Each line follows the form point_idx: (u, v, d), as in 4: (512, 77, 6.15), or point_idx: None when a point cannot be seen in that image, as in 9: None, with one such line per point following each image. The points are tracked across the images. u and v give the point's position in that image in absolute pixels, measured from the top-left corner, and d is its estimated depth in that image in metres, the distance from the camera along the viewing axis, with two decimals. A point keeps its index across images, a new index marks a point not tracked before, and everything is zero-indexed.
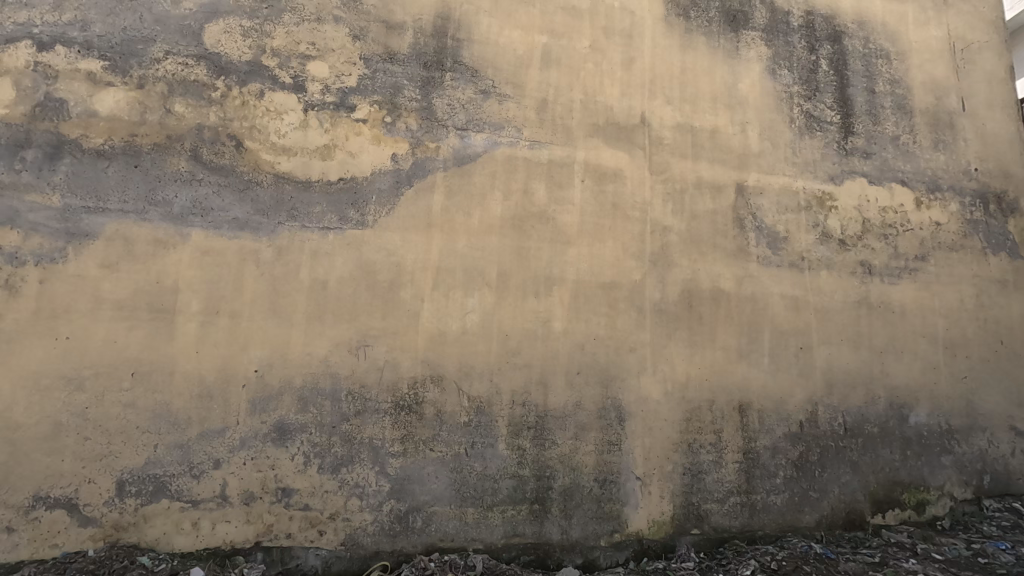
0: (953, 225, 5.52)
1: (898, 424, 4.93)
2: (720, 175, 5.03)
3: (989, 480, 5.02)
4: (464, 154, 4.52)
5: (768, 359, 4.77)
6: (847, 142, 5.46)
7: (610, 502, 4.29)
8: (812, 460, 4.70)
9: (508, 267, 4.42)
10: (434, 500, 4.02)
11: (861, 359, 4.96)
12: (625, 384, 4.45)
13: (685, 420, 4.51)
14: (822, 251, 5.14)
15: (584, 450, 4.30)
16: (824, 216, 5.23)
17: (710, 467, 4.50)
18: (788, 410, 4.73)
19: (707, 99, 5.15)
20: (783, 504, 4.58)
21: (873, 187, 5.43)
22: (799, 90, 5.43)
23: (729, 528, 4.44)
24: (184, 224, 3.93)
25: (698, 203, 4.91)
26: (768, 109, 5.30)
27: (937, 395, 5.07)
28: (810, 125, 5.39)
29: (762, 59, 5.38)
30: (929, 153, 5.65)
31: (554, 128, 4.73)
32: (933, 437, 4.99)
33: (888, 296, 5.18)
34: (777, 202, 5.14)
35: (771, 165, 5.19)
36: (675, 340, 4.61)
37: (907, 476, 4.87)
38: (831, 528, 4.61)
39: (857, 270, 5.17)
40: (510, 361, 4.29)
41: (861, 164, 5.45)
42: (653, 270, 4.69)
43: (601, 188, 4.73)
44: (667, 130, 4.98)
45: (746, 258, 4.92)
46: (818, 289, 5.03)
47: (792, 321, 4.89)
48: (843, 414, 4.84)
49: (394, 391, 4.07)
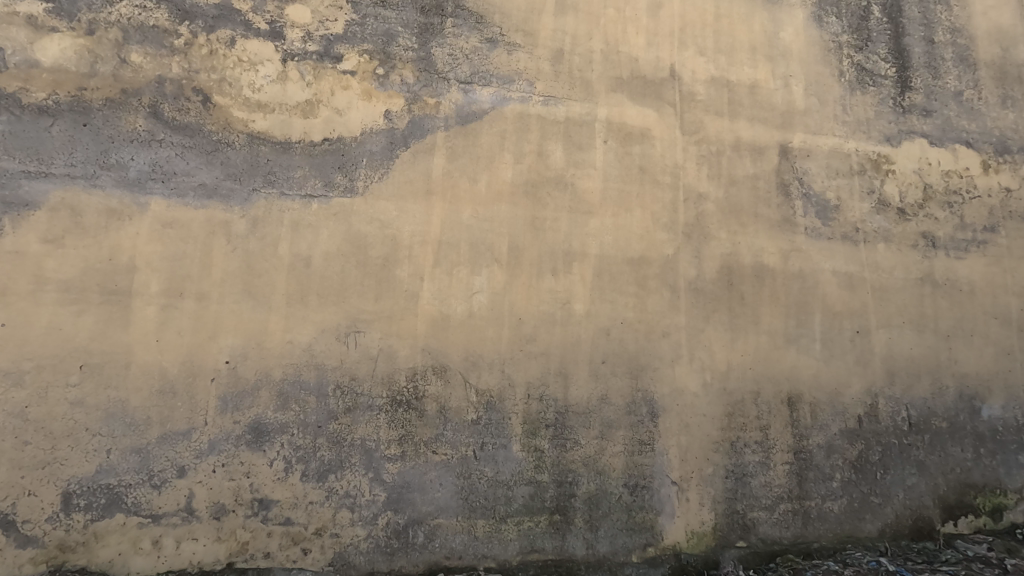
0: None
1: (970, 419, 4.25)
2: (762, 135, 4.38)
3: None
4: (468, 112, 3.92)
5: (821, 344, 4.14)
6: (904, 98, 4.72)
7: (642, 511, 3.70)
8: (873, 460, 4.07)
9: (520, 241, 3.83)
10: (438, 511, 3.46)
11: (926, 344, 4.29)
12: (656, 374, 3.85)
13: (727, 416, 3.91)
14: (879, 221, 4.45)
15: (612, 451, 3.71)
16: (880, 181, 4.53)
17: (757, 470, 3.89)
18: (844, 403, 4.10)
19: (745, 49, 4.49)
20: (840, 511, 3.96)
21: (935, 149, 4.67)
22: (848, 39, 4.72)
23: (779, 540, 3.84)
24: (142, 191, 3.37)
25: (737, 166, 4.28)
26: (814, 61, 4.62)
27: (1013, 385, 4.34)
28: (862, 78, 4.69)
29: (806, 5, 4.70)
30: (997, 112, 4.82)
31: (571, 82, 4.12)
32: (1010, 433, 4.27)
33: (954, 272, 4.45)
34: (827, 166, 4.46)
35: (819, 123, 4.52)
36: (714, 323, 4.00)
37: (981, 478, 4.19)
38: (896, 539, 3.99)
39: (920, 243, 4.47)
40: (524, 348, 3.71)
41: (920, 123, 4.70)
42: (687, 244, 4.07)
43: (627, 150, 4.11)
44: (700, 84, 4.35)
45: (793, 229, 4.27)
46: (875, 264, 4.36)
47: (847, 301, 4.25)
48: (906, 407, 4.19)
49: (390, 384, 3.50)
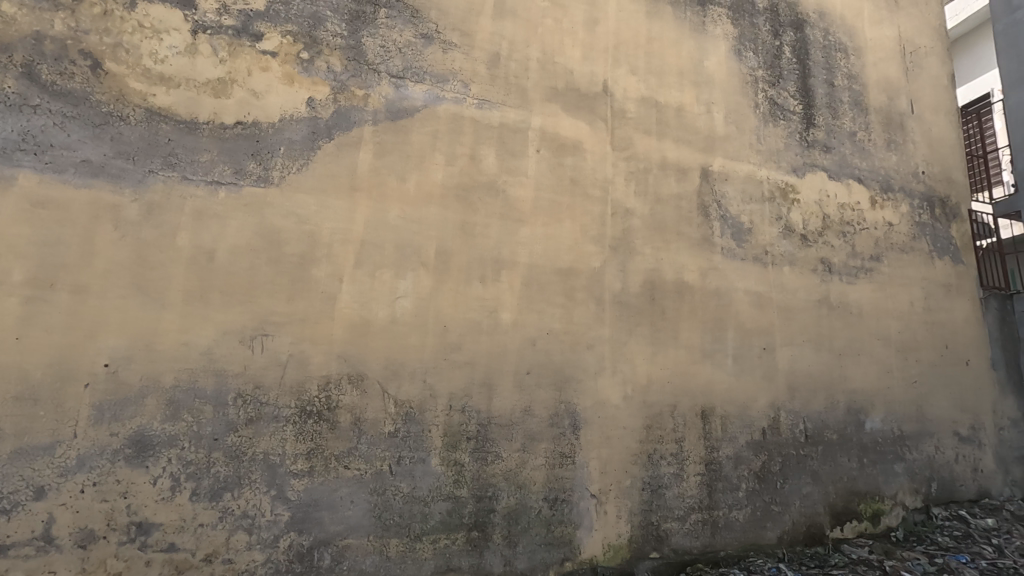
0: (904, 226, 5.24)
1: (856, 431, 4.62)
2: (686, 157, 4.55)
3: (936, 487, 4.77)
4: (399, 107, 3.74)
5: (732, 359, 4.34)
6: (809, 134, 5.10)
7: (561, 525, 3.66)
8: (774, 471, 4.30)
9: (449, 245, 3.69)
10: (348, 531, 3.21)
11: (823, 361, 4.63)
12: (580, 386, 3.84)
13: (646, 428, 3.98)
14: (786, 245, 4.75)
15: (533, 464, 3.64)
16: (787, 209, 4.84)
17: (671, 481, 3.98)
18: (752, 416, 4.31)
19: (673, 73, 4.67)
20: (745, 520, 4.14)
21: (833, 183, 5.08)
22: (763, 75, 5.04)
23: (690, 550, 3.94)
24: (8, 162, 2.88)
25: (663, 185, 4.41)
26: (734, 91, 4.88)
27: (892, 400, 4.78)
28: (774, 112, 5.01)
29: (728, 38, 4.97)
30: (883, 153, 5.36)
31: (506, 87, 4.06)
32: (888, 443, 4.70)
33: (847, 296, 4.85)
34: (742, 191, 4.71)
35: (737, 150, 4.77)
36: (636, 337, 4.07)
37: (864, 485, 4.55)
38: (792, 545, 4.24)
39: (819, 268, 4.82)
40: (449, 357, 3.56)
41: (822, 157, 5.10)
42: (614, 258, 4.12)
43: (559, 160, 4.11)
44: (630, 102, 4.45)
45: (711, 249, 4.46)
46: (782, 285, 4.65)
47: (757, 319, 4.49)
48: (804, 420, 4.48)
49: (300, 394, 3.22)
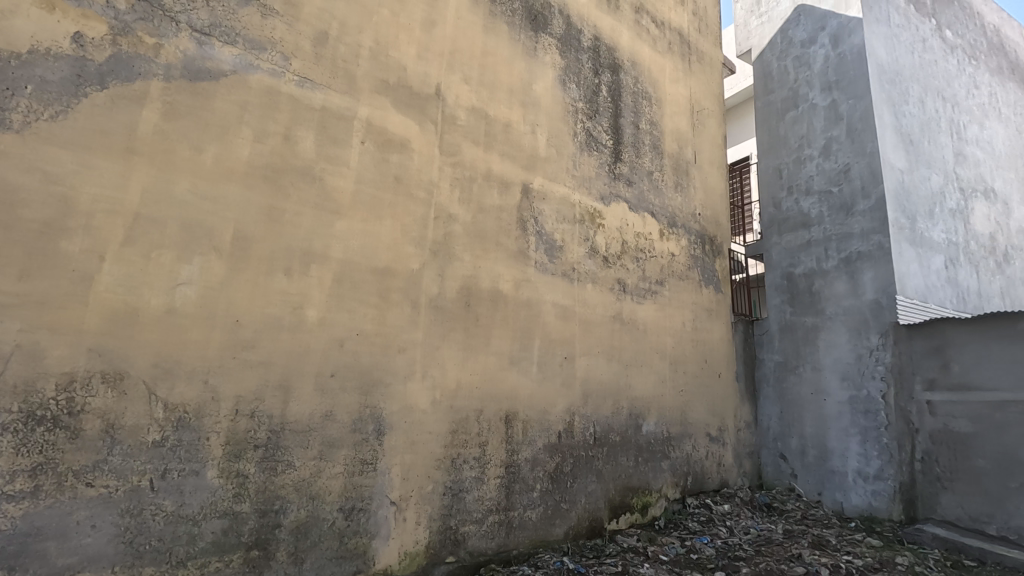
0: (682, 257, 6.13)
1: (634, 433, 5.24)
2: (509, 171, 4.74)
3: (691, 480, 5.62)
4: (200, 67, 3.25)
5: (537, 367, 4.61)
6: (616, 167, 5.70)
7: (355, 536, 3.47)
8: (566, 471, 4.65)
9: (251, 231, 3.30)
10: (84, 563, 2.63)
11: (612, 371, 5.16)
12: (388, 390, 3.72)
13: (451, 433, 4.00)
14: (590, 265, 5.22)
15: (329, 472, 3.41)
16: (593, 231, 5.32)
17: (472, 485, 4.06)
18: (550, 420, 4.62)
19: (504, 90, 4.85)
20: (537, 519, 4.39)
21: (631, 213, 5.74)
22: (582, 107, 5.51)
23: (484, 551, 4.04)
24: None
25: (485, 195, 4.52)
26: (557, 117, 5.25)
27: (663, 406, 5.52)
28: (589, 142, 5.50)
29: (555, 67, 5.33)
30: (672, 193, 6.22)
31: (333, 70, 3.80)
32: (657, 444, 5.41)
33: (635, 314, 5.49)
34: (557, 211, 5.05)
35: (555, 172, 5.11)
36: (449, 342, 4.08)
37: (637, 481, 5.17)
38: (576, 539, 4.61)
39: (615, 287, 5.38)
40: (239, 356, 3.17)
41: (624, 190, 5.73)
42: (433, 261, 4.10)
43: (384, 156, 3.96)
44: (461, 110, 4.49)
45: (525, 261, 4.69)
46: (584, 300, 5.09)
47: (560, 330, 4.84)
48: (594, 424, 4.94)
49: (27, 396, 2.58)
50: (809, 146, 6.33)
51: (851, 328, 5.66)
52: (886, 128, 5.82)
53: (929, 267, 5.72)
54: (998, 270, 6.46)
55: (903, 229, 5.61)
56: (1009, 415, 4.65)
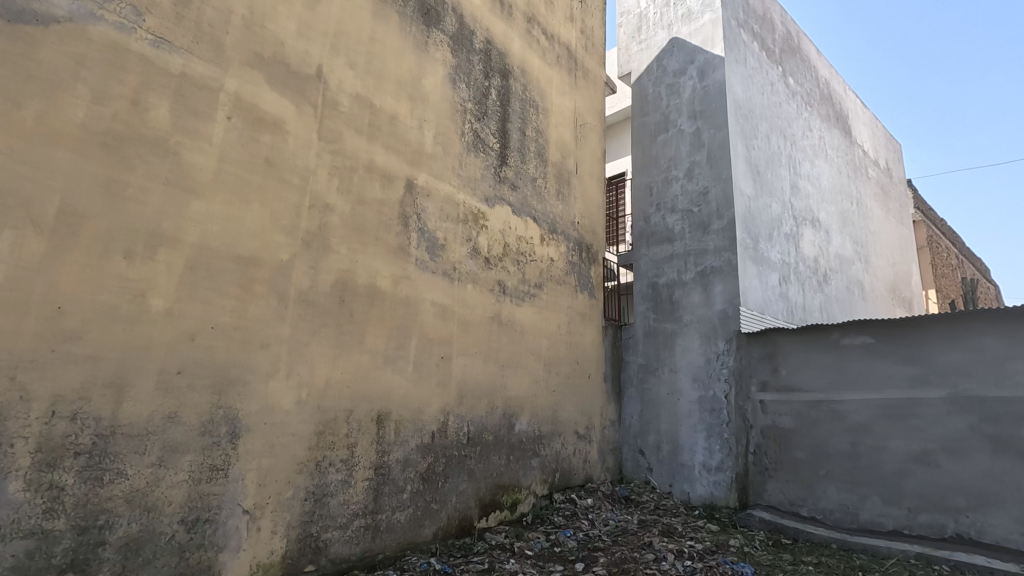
0: (561, 263, 6.39)
1: (508, 432, 5.34)
2: (393, 164, 4.61)
3: (559, 476, 5.86)
4: (22, 7, 2.80)
5: (413, 366, 4.52)
6: (501, 171, 5.79)
7: (199, 551, 3.15)
8: (437, 471, 4.61)
9: (83, 205, 2.88)
10: None
11: (488, 371, 5.23)
12: (246, 389, 3.43)
13: (316, 435, 3.78)
14: (471, 265, 5.24)
15: (170, 481, 3.07)
16: (476, 232, 5.36)
17: (337, 489, 3.87)
18: (424, 420, 4.56)
19: (392, 81, 4.71)
20: (405, 521, 4.30)
21: (514, 217, 5.86)
22: (471, 108, 5.53)
23: (347, 557, 3.86)
24: None
25: (367, 187, 4.36)
26: (445, 115, 5.21)
27: (536, 406, 5.71)
28: (477, 144, 5.52)
29: (446, 65, 5.28)
30: (553, 200, 6.46)
31: (197, 34, 3.44)
32: (529, 442, 5.57)
33: (514, 315, 5.62)
34: (440, 209, 5.01)
35: (441, 170, 5.07)
36: (319, 338, 3.87)
37: (508, 479, 5.27)
38: (445, 539, 4.58)
39: (495, 289, 5.46)
40: (59, 349, 2.74)
41: (509, 193, 5.84)
42: (305, 252, 3.86)
43: (254, 135, 3.66)
44: (344, 96, 4.29)
45: (405, 258, 4.59)
46: (464, 300, 5.09)
47: (439, 330, 4.80)
48: (468, 423, 4.96)
49: None
50: (676, 167, 6.92)
51: (703, 335, 6.28)
52: (739, 157, 6.54)
53: (766, 283, 6.52)
54: (819, 289, 7.53)
55: (748, 249, 6.34)
56: (821, 413, 5.44)
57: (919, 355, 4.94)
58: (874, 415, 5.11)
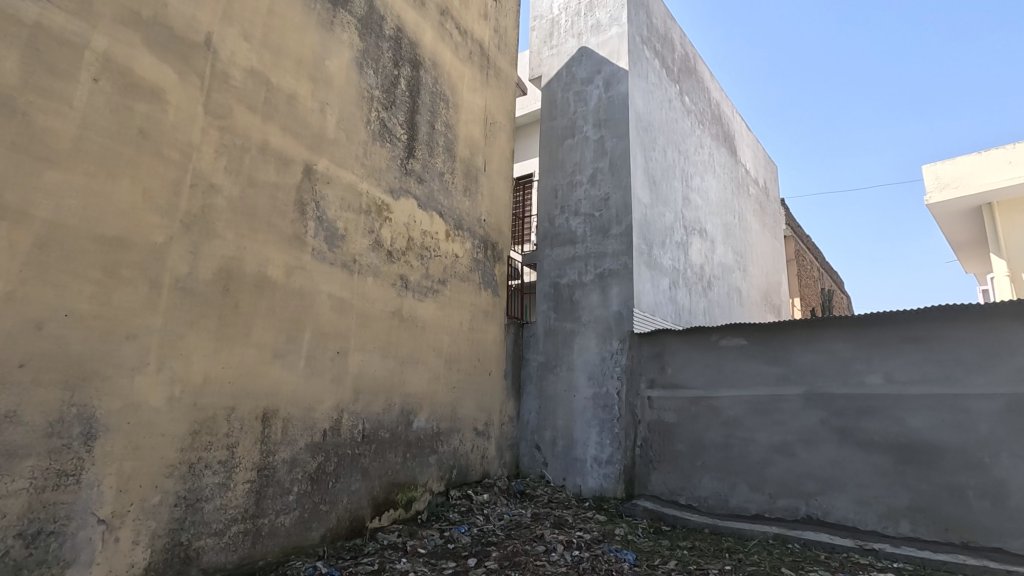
0: (465, 260, 6.37)
1: (405, 429, 5.24)
2: (290, 147, 4.34)
3: (456, 473, 5.84)
4: None
5: (304, 361, 4.29)
6: (408, 163, 5.66)
7: (38, 569, 2.77)
8: (328, 471, 4.42)
9: None
10: None
11: (386, 367, 5.10)
12: (106, 385, 3.07)
13: (190, 435, 3.48)
14: (372, 258, 5.08)
15: (3, 490, 2.68)
16: (379, 224, 5.20)
17: (213, 493, 3.59)
18: (315, 418, 4.34)
19: (292, 59, 4.44)
20: (290, 524, 4.08)
21: (420, 211, 5.76)
22: (379, 95, 5.35)
23: (223, 566, 3.59)
24: None
25: (259, 169, 4.07)
26: (350, 100, 4.99)
27: (435, 403, 5.65)
28: (383, 133, 5.36)
29: (352, 48, 5.07)
30: (460, 196, 6.43)
31: None
32: (426, 439, 5.50)
33: (415, 311, 5.52)
34: (341, 198, 4.80)
35: (343, 157, 4.85)
36: (198, 330, 3.56)
37: (404, 477, 5.17)
38: (334, 541, 4.40)
39: (396, 283, 5.33)
40: None
41: (415, 186, 5.73)
42: (184, 235, 3.53)
43: (126, 103, 3.30)
44: (236, 69, 3.97)
45: (301, 247, 4.34)
46: (363, 294, 4.92)
47: (335, 324, 4.60)
48: (363, 421, 4.80)
49: None
50: (580, 172, 7.17)
51: (599, 334, 6.56)
52: (637, 167, 6.91)
53: (658, 287, 6.95)
54: (703, 294, 8.15)
55: (643, 254, 6.71)
56: (701, 408, 5.89)
57: (783, 356, 5.51)
58: (745, 410, 5.62)
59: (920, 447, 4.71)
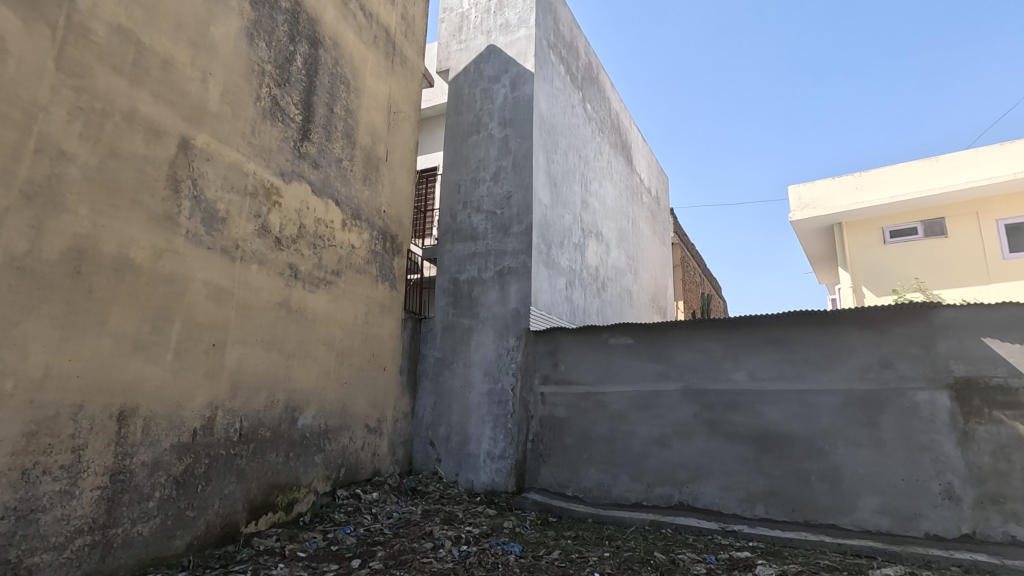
0: (362, 251, 6.14)
1: (288, 427, 4.95)
2: (163, 117, 3.92)
3: (344, 472, 5.62)
4: None
5: (173, 354, 3.91)
6: (302, 145, 5.34)
7: None
8: (197, 474, 4.06)
9: None
10: None
11: (270, 361, 4.78)
12: None
13: (24, 437, 3.03)
14: (258, 244, 4.73)
15: None
16: (267, 209, 4.86)
17: (52, 502, 3.16)
18: (182, 416, 3.96)
19: (169, 20, 4.03)
20: (150, 533, 3.70)
21: (314, 197, 5.46)
22: (271, 71, 5.00)
23: None
24: None
25: (124, 139, 3.65)
26: (237, 73, 4.62)
27: (323, 399, 5.39)
28: (274, 111, 5.02)
29: (242, 17, 4.69)
30: (359, 185, 6.18)
31: None
32: (312, 437, 5.24)
33: (305, 302, 5.23)
34: (224, 177, 4.43)
35: (227, 133, 4.48)
36: (38, 316, 3.12)
37: (285, 477, 4.88)
38: (202, 550, 4.05)
39: (285, 272, 5.01)
40: None
41: (309, 171, 5.42)
42: (23, 208, 3.07)
43: None
44: (99, 23, 3.53)
45: (173, 229, 3.95)
46: (245, 282, 4.58)
47: (210, 313, 4.23)
48: (240, 419, 4.46)
49: None
50: (484, 169, 7.19)
51: (497, 331, 6.63)
52: (539, 168, 7.06)
53: (555, 286, 7.15)
54: (597, 294, 8.52)
55: (542, 253, 6.87)
56: (589, 403, 6.15)
57: (665, 354, 5.91)
58: (629, 405, 5.96)
59: (775, 437, 5.26)
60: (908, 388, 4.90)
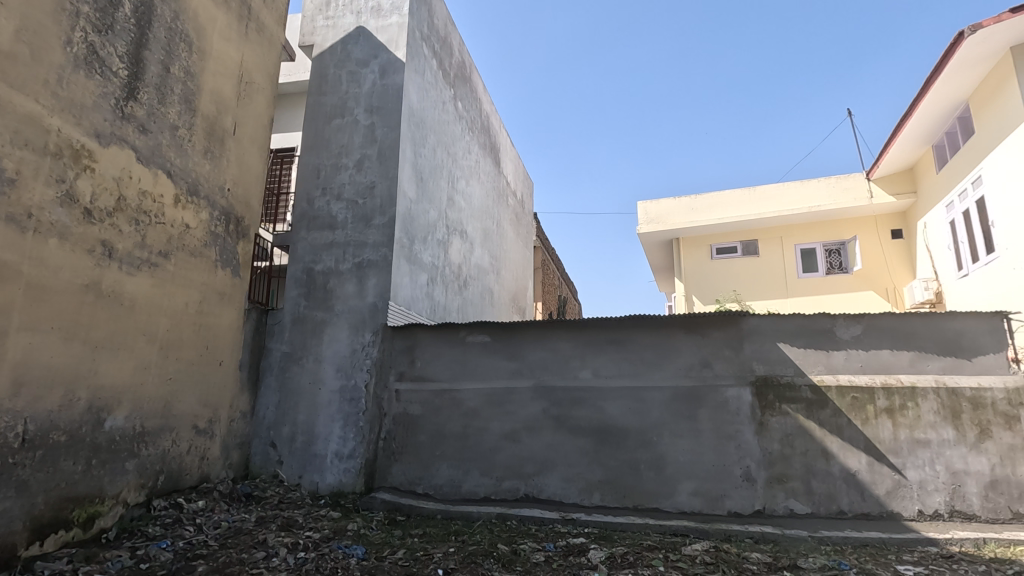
0: (199, 232, 5.49)
1: (91, 430, 4.25)
2: None
3: (163, 479, 4.97)
4: None
5: None
6: (126, 105, 4.65)
7: None
8: None
9: None
10: None
11: (70, 353, 4.08)
12: None
13: None
14: (59, 214, 4.02)
15: None
16: (74, 174, 4.15)
17: None
18: None
19: None
20: None
21: (139, 166, 4.77)
22: (88, 13, 4.30)
23: None
24: None
25: None
26: (40, 9, 3.91)
27: (140, 397, 4.73)
28: (90, 60, 4.31)
29: None
30: (198, 158, 5.52)
31: None
32: (124, 441, 4.56)
33: (121, 286, 4.53)
34: (14, 131, 3.70)
35: (21, 79, 3.76)
36: None
37: (84, 489, 4.19)
38: None
39: (96, 250, 4.31)
40: None
41: (134, 136, 4.72)
42: None
43: None
44: None
45: None
46: (39, 258, 3.86)
47: None
48: (24, 421, 3.74)
49: None
50: (346, 156, 6.84)
51: (352, 325, 6.34)
52: (406, 161, 6.89)
53: (416, 282, 7.03)
54: (458, 292, 8.55)
55: (403, 247, 6.72)
56: (444, 400, 6.15)
57: (519, 353, 6.12)
58: (482, 401, 6.06)
59: (613, 430, 5.72)
60: (721, 385, 5.62)
